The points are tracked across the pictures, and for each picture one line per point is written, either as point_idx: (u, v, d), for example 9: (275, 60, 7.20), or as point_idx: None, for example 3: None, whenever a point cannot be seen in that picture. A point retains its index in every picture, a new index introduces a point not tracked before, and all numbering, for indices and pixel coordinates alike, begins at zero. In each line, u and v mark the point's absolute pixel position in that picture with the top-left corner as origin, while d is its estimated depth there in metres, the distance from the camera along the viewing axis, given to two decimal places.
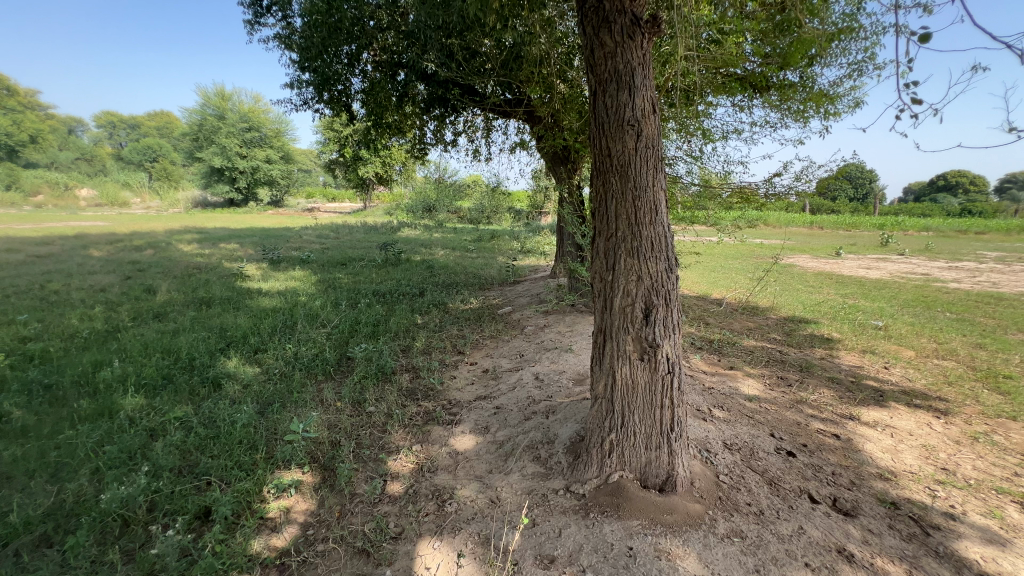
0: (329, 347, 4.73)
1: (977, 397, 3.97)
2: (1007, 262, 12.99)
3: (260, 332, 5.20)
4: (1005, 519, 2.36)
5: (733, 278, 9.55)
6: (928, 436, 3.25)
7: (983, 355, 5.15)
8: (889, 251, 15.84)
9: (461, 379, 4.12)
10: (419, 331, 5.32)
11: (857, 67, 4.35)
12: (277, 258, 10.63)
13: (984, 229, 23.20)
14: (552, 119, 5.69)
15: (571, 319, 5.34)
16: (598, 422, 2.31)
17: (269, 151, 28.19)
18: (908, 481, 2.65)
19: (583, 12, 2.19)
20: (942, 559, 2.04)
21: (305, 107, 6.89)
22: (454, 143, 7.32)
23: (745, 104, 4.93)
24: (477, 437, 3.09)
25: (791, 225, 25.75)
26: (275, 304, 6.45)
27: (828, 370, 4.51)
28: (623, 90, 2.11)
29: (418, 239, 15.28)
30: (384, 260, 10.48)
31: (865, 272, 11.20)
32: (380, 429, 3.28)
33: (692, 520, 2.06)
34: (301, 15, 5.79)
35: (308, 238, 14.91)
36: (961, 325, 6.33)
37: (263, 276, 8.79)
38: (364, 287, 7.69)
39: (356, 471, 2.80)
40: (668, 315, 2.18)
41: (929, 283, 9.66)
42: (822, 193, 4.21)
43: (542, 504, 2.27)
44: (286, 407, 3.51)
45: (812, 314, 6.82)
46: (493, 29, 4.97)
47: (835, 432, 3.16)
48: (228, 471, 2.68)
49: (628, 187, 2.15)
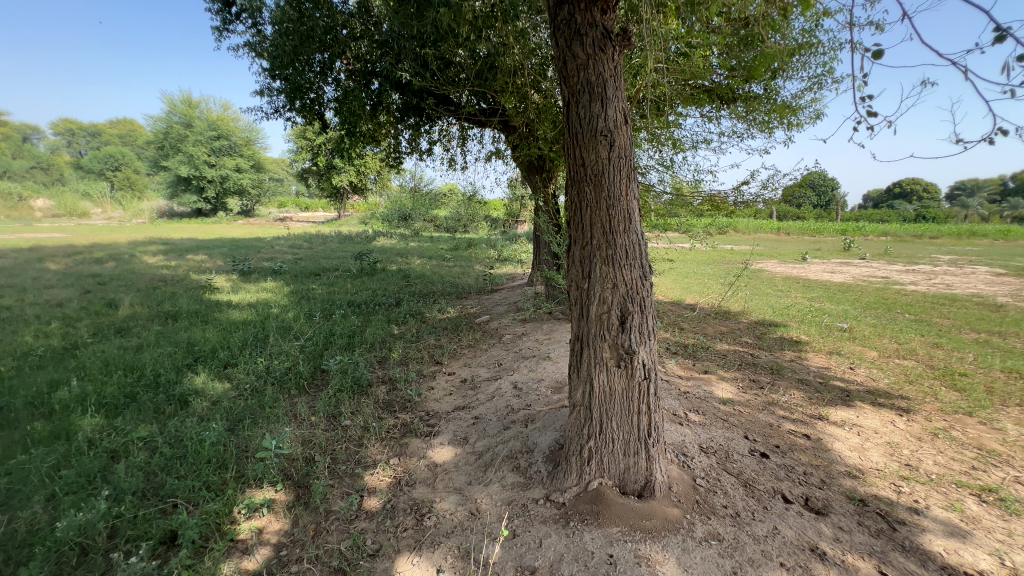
0: (303, 360, 4.61)
1: (936, 395, 4.16)
2: (958, 265, 13.71)
3: (230, 346, 5.03)
4: (965, 512, 2.47)
5: (705, 284, 9.79)
6: (891, 434, 3.38)
7: (940, 354, 5.39)
8: (851, 256, 16.49)
9: (439, 389, 4.08)
10: (396, 341, 5.26)
11: (817, 81, 4.57)
12: (248, 269, 10.38)
13: (938, 234, 24.47)
14: (527, 129, 5.71)
15: (548, 327, 5.36)
16: (577, 430, 2.32)
17: (239, 160, 27.55)
18: (874, 477, 2.75)
19: (555, 25, 2.23)
20: (909, 553, 2.11)
21: (277, 115, 6.79)
22: (430, 152, 7.31)
23: (713, 115, 5.09)
24: (455, 448, 3.05)
25: (760, 231, 26.60)
26: (246, 317, 6.27)
27: (798, 372, 4.65)
28: (595, 101, 2.15)
29: (393, 248, 15.10)
30: (359, 270, 10.34)
31: (829, 276, 11.64)
32: (356, 444, 3.21)
33: (670, 525, 2.07)
34: (272, 23, 5.77)
35: (280, 248, 14.61)
36: (919, 326, 6.64)
37: (233, 288, 8.55)
38: (338, 298, 7.54)
39: (331, 487, 2.73)
40: (643, 322, 2.21)
41: (889, 286, 10.10)
42: (787, 202, 4.38)
43: (522, 515, 2.25)
44: (258, 424, 3.40)
45: (781, 317, 7.04)
46: (467, 40, 5.04)
47: (805, 433, 3.26)
48: (195, 493, 2.58)
49: (602, 196, 2.18)
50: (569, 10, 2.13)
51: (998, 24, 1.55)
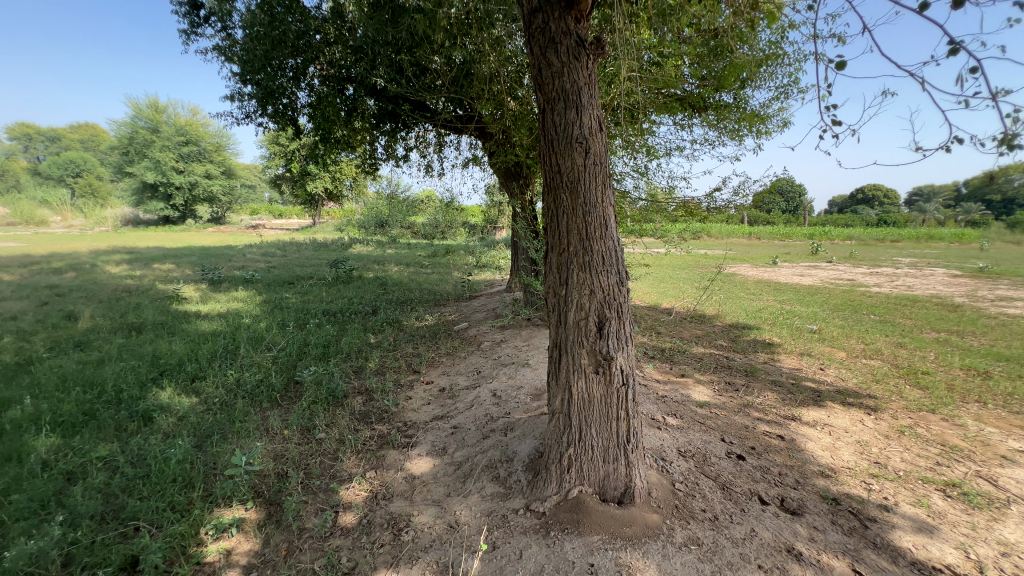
0: (275, 371, 4.48)
1: (901, 393, 4.31)
2: (919, 267, 14.31)
3: (198, 358, 4.85)
4: (931, 507, 2.55)
5: (680, 288, 9.96)
6: (861, 432, 3.47)
7: (904, 353, 5.60)
8: (818, 259, 17.06)
9: (417, 399, 4.01)
10: (372, 351, 5.16)
11: (783, 91, 4.73)
12: (218, 278, 10.09)
13: (899, 238, 25.57)
14: (503, 136, 5.71)
15: (526, 333, 5.35)
16: (557, 437, 2.30)
17: (209, 166, 26.84)
18: (845, 476, 2.82)
19: (529, 33, 2.23)
20: (881, 550, 2.16)
21: (248, 120, 6.64)
22: (406, 159, 7.26)
23: (685, 123, 5.19)
24: (433, 459, 2.99)
25: (732, 236, 27.30)
26: (215, 328, 6.06)
27: (771, 373, 4.75)
28: (570, 108, 2.16)
29: (370, 256, 14.89)
30: (334, 278, 10.16)
31: (798, 279, 11.99)
32: (331, 457, 3.12)
33: (651, 532, 2.07)
34: (242, 26, 5.68)
35: (252, 257, 14.25)
36: (883, 326, 6.89)
37: (202, 298, 8.28)
38: (313, 307, 7.38)
39: (305, 504, 2.64)
40: (620, 328, 2.21)
41: (854, 289, 10.47)
42: (758, 207, 4.50)
43: (502, 526, 2.21)
44: (227, 439, 3.28)
45: (754, 320, 7.21)
46: (442, 46, 5.05)
47: (779, 434, 3.32)
48: (159, 514, 2.46)
49: (578, 203, 2.19)
50: (543, 18, 2.14)
51: (951, 38, 1.63)
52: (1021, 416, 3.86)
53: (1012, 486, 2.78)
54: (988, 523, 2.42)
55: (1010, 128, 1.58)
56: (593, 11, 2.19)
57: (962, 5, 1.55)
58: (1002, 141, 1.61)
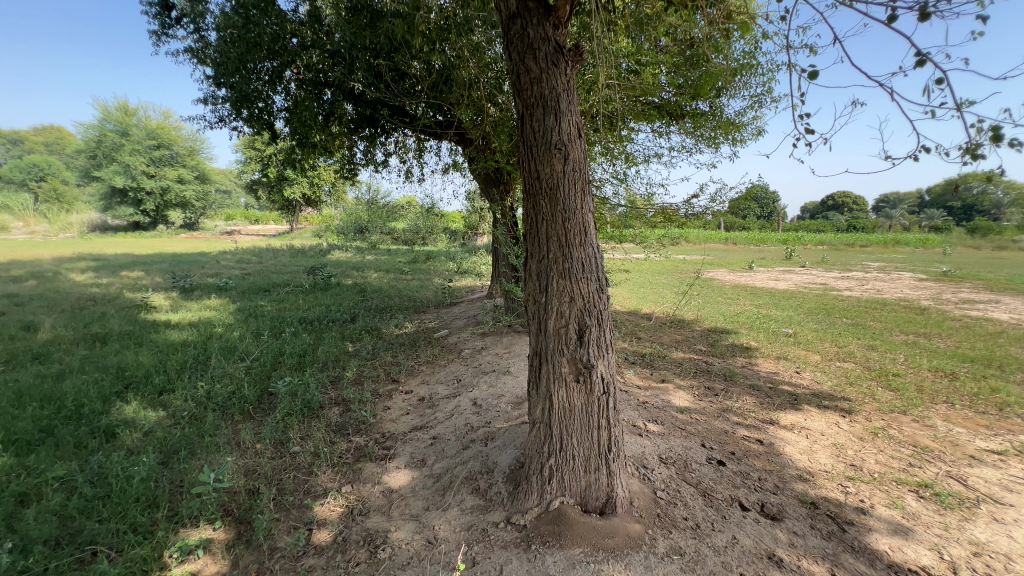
0: (248, 383, 4.33)
1: (874, 395, 4.40)
2: (887, 271, 14.80)
3: (166, 370, 4.66)
4: (905, 508, 2.59)
5: (660, 293, 10.08)
6: (837, 435, 3.53)
7: (876, 356, 5.75)
8: (792, 264, 17.50)
9: (396, 409, 3.92)
10: (350, 359, 5.05)
11: (757, 100, 4.83)
12: (190, 285, 9.78)
13: (868, 243, 26.45)
14: (483, 142, 5.68)
15: (507, 340, 5.31)
16: (537, 448, 2.27)
17: (182, 170, 26.15)
18: (823, 479, 2.85)
19: (507, 39, 2.21)
20: (859, 554, 2.18)
21: (222, 124, 6.48)
22: (385, 164, 7.17)
23: (663, 131, 5.25)
24: (412, 472, 2.92)
25: (709, 241, 27.84)
26: (186, 338, 5.85)
27: (749, 377, 4.81)
28: (549, 114, 2.14)
29: (349, 262, 14.65)
30: (312, 285, 9.96)
31: (773, 283, 12.27)
32: (305, 472, 3.02)
33: (633, 542, 2.04)
34: (216, 29, 5.56)
35: (227, 263, 13.89)
36: (855, 329, 7.07)
37: (173, 306, 8.01)
38: (289, 315, 7.21)
39: (277, 522, 2.53)
40: (601, 335, 2.19)
41: (827, 293, 10.76)
42: (734, 214, 4.57)
43: (482, 540, 2.16)
44: (195, 455, 3.14)
45: (732, 324, 7.32)
46: (421, 51, 5.02)
47: (758, 438, 3.35)
48: (120, 537, 2.32)
49: (557, 210, 2.17)
50: (522, 24, 2.13)
51: (918, 49, 1.66)
52: (987, 416, 3.98)
53: (981, 486, 2.85)
54: (960, 523, 2.47)
55: (975, 138, 1.63)
56: (572, 18, 2.18)
57: (928, 18, 1.59)
58: (967, 151, 1.65)
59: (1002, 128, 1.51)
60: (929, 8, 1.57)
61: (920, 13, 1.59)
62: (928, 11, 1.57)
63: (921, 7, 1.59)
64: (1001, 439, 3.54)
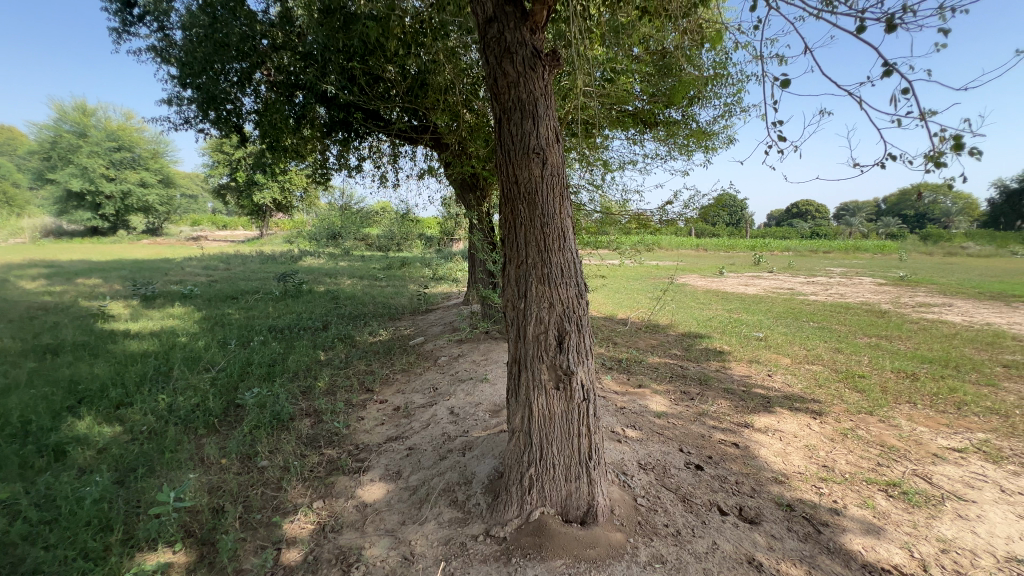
0: (213, 394, 4.13)
1: (842, 396, 4.53)
2: (849, 277, 15.41)
3: (124, 383, 4.41)
4: (876, 508, 2.65)
5: (635, 299, 10.20)
6: (808, 436, 3.61)
7: (842, 358, 5.94)
8: (761, 269, 18.04)
9: (370, 420, 3.81)
10: (322, 369, 4.89)
11: (727, 110, 4.96)
12: (152, 293, 9.36)
13: (830, 250, 27.54)
14: (459, 147, 5.63)
15: (485, 347, 5.25)
16: (517, 457, 2.22)
17: (144, 174, 25.16)
18: (798, 481, 2.89)
19: (484, 43, 2.18)
20: (834, 555, 2.21)
21: (188, 126, 6.25)
22: (359, 169, 7.04)
23: (637, 138, 5.33)
24: (387, 484, 2.83)
25: (681, 248, 28.48)
26: (146, 348, 5.57)
27: (723, 381, 4.89)
28: (527, 119, 2.12)
29: (321, 269, 14.32)
30: (282, 292, 9.67)
31: (743, 289, 12.61)
32: (274, 487, 2.89)
33: (614, 552, 2.01)
34: (182, 28, 5.38)
35: (193, 270, 13.37)
36: (822, 332, 7.30)
37: (132, 315, 7.63)
38: (258, 323, 6.96)
39: (243, 542, 2.40)
40: (580, 341, 2.17)
41: (794, 297, 11.11)
42: (706, 220, 4.66)
43: (460, 555, 2.09)
44: (155, 472, 2.96)
45: (705, 328, 7.45)
46: (396, 55, 4.96)
47: (734, 441, 3.38)
48: (68, 564, 2.16)
49: (536, 215, 2.14)
50: (498, 28, 2.11)
51: (885, 60, 1.72)
52: (946, 415, 4.15)
53: (945, 484, 2.95)
54: (928, 521, 2.54)
55: (938, 147, 1.69)
56: (548, 24, 2.18)
57: (895, 29, 1.64)
58: (931, 158, 1.71)
59: (962, 137, 1.57)
60: (896, 19, 1.62)
61: (886, 25, 1.65)
62: (894, 23, 1.62)
63: (888, 20, 1.64)
64: (961, 437, 3.68)
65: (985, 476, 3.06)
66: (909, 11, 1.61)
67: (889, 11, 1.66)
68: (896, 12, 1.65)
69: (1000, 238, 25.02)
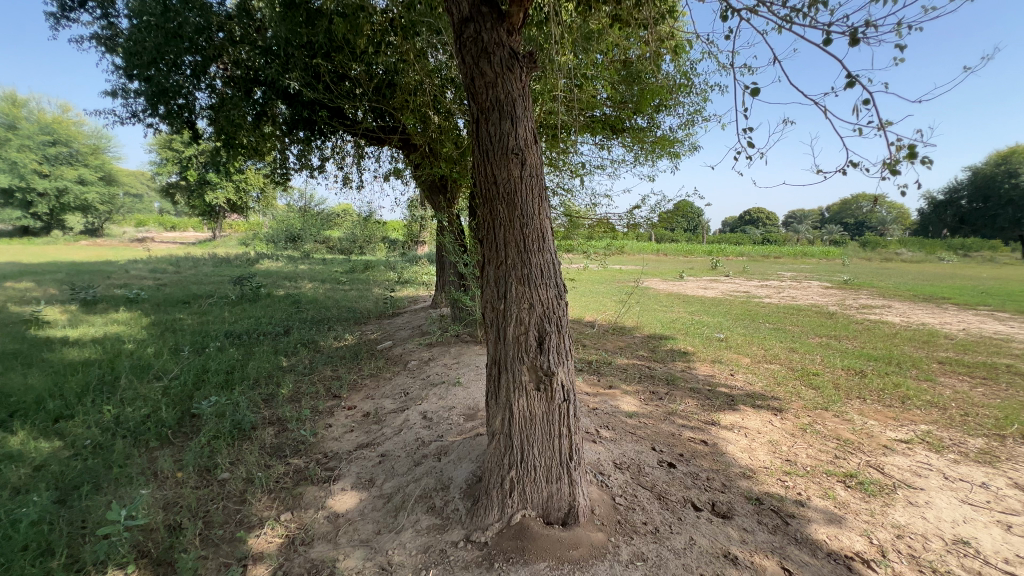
0: (166, 404, 3.88)
1: (799, 393, 4.75)
2: (798, 280, 16.29)
3: (63, 394, 4.07)
4: (837, 498, 2.78)
5: (601, 302, 10.39)
6: (771, 432, 3.75)
7: (797, 357, 6.24)
8: (718, 273, 18.77)
9: (338, 427, 3.68)
10: (285, 375, 4.69)
11: (690, 118, 5.13)
12: (93, 298, 8.72)
13: (780, 255, 29.06)
14: (428, 149, 5.43)
15: (456, 350, 5.19)
16: (497, 460, 2.19)
17: (83, 171, 23.53)
18: (764, 475, 3.00)
19: (460, 42, 2.16)
20: (802, 545, 2.30)
21: (134, 119, 5.90)
22: (322, 169, 6.83)
23: (605, 144, 5.41)
24: (359, 493, 2.74)
25: (642, 253, 29.27)
26: (88, 356, 5.17)
27: (689, 381, 5.03)
28: (505, 119, 2.11)
29: (280, 271, 13.95)
30: (239, 296, 9.25)
31: (703, 291, 13.08)
32: (237, 501, 2.73)
33: (597, 552, 2.01)
34: (130, 16, 5.11)
35: (139, 273, 12.57)
36: (777, 333, 7.66)
37: (71, 321, 7.08)
38: (213, 329, 6.62)
39: (204, 561, 2.25)
40: (561, 342, 2.17)
41: (750, 300, 11.62)
42: (669, 225, 4.81)
43: (442, 562, 2.03)
44: (101, 490, 2.74)
45: (668, 330, 7.67)
46: (364, 53, 4.87)
47: (703, 439, 3.47)
48: None
49: (515, 216, 2.13)
50: (475, 28, 2.08)
51: (847, 72, 1.83)
52: (893, 408, 4.43)
53: (896, 473, 3.14)
54: (883, 509, 2.69)
55: (894, 155, 1.81)
56: (525, 26, 2.17)
57: (858, 43, 1.76)
58: (887, 165, 1.83)
59: (915, 146, 1.69)
60: (859, 33, 1.74)
61: (850, 38, 1.76)
62: (857, 37, 1.74)
63: (852, 34, 1.76)
64: (907, 429, 3.92)
65: (931, 464, 3.27)
66: (871, 27, 1.73)
67: (853, 26, 1.78)
68: (858, 27, 1.77)
69: (929, 246, 27.11)
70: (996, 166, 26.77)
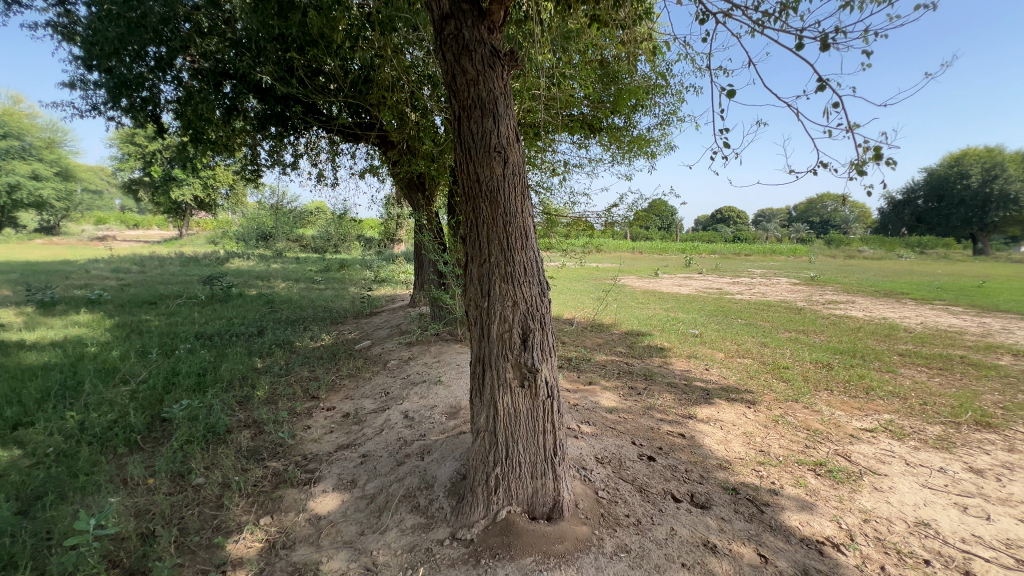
0: (134, 409, 3.74)
1: (770, 386, 4.92)
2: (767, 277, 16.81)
3: (21, 401, 3.86)
4: (808, 486, 2.89)
5: (579, 299, 10.49)
6: (745, 424, 3.88)
7: (768, 351, 6.45)
8: (692, 271, 19.16)
9: (318, 428, 3.63)
10: (260, 377, 4.58)
11: (666, 119, 5.23)
12: (51, 298, 8.31)
13: (750, 253, 29.92)
14: (405, 147, 5.42)
15: (436, 348, 5.16)
16: (482, 457, 2.20)
17: (36, 165, 22.31)
18: (739, 466, 3.10)
19: (441, 39, 2.14)
20: (777, 532, 2.38)
21: (94, 112, 5.64)
22: (294, 166, 6.67)
23: (583, 143, 5.45)
24: (341, 495, 2.70)
25: (619, 251, 29.61)
26: (48, 360, 4.93)
27: (666, 376, 5.14)
28: (487, 117, 2.11)
29: (250, 271, 13.44)
30: (208, 296, 8.97)
31: (678, 288, 13.37)
32: (213, 506, 2.66)
33: (581, 545, 2.05)
34: (90, 4, 4.90)
35: (101, 273, 12.03)
36: (749, 328, 7.89)
37: (27, 323, 6.73)
38: (182, 330, 6.40)
39: (180, 568, 2.19)
40: (544, 339, 2.18)
41: (723, 296, 11.92)
42: (646, 223, 4.89)
43: (428, 561, 2.03)
44: (67, 498, 2.63)
45: (645, 327, 7.80)
46: (341, 48, 4.78)
47: (680, 432, 3.55)
48: None
49: (498, 214, 2.13)
50: (455, 25, 2.07)
51: (818, 76, 1.92)
52: (858, 399, 4.63)
53: (862, 461, 3.28)
54: (850, 494, 2.82)
55: (861, 157, 1.90)
56: (506, 24, 2.18)
57: (827, 49, 1.85)
58: (855, 166, 1.92)
59: (881, 147, 1.78)
60: (829, 40, 1.82)
61: (821, 44, 1.84)
62: (827, 43, 1.82)
63: (822, 41, 1.85)
64: (871, 418, 4.10)
65: (894, 451, 3.44)
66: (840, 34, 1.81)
67: (824, 32, 1.86)
68: (829, 33, 1.85)
69: (888, 244, 28.31)
70: (948, 167, 28.18)
